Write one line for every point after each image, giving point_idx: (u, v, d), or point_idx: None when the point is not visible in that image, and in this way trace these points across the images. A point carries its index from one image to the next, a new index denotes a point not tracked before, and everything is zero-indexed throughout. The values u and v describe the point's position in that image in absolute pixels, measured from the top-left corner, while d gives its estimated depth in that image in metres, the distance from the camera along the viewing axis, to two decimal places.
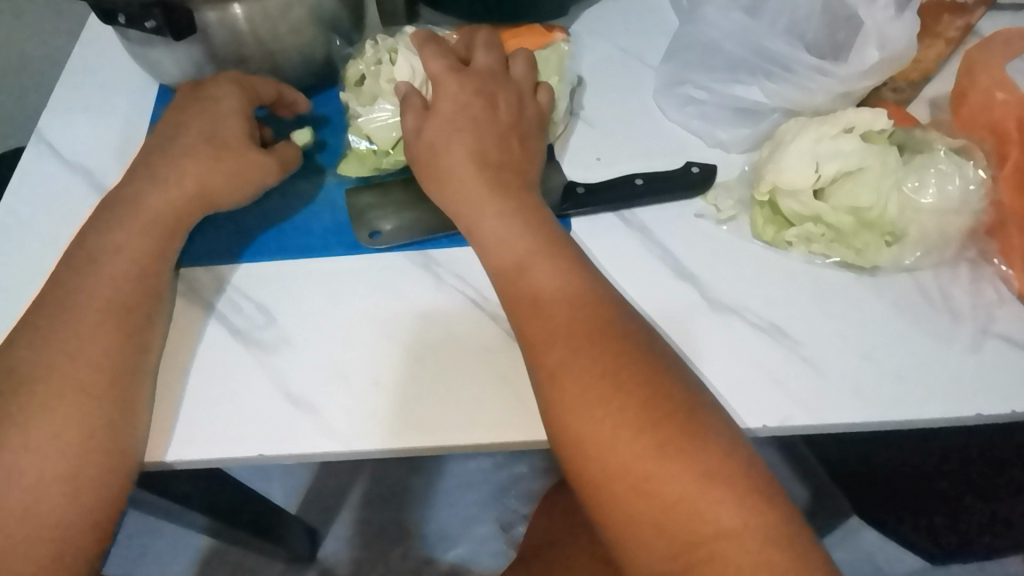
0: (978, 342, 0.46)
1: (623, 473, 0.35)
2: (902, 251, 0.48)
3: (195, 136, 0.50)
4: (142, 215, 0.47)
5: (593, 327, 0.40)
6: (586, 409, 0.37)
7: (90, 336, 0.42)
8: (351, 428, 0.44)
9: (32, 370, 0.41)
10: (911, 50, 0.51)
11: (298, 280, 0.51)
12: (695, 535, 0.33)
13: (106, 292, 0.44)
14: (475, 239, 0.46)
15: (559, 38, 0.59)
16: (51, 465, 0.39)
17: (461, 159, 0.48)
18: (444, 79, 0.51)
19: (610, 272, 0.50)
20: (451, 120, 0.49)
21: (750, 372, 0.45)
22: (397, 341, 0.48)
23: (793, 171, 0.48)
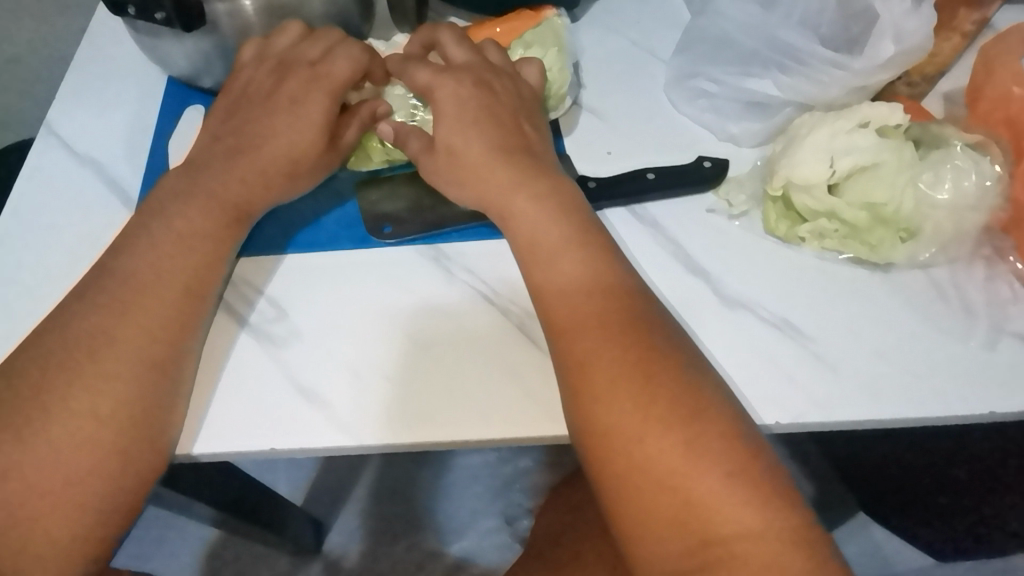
0: (993, 340, 0.46)
1: (645, 465, 0.35)
2: (917, 248, 0.47)
3: (263, 122, 0.51)
4: (210, 202, 0.47)
5: (622, 319, 0.40)
6: (613, 399, 0.37)
7: (150, 315, 0.42)
8: (362, 423, 0.44)
9: (88, 341, 0.41)
10: (928, 43, 0.50)
11: (308, 275, 0.51)
12: (714, 534, 0.33)
13: (146, 277, 0.44)
14: (508, 225, 0.46)
15: (551, 14, 0.57)
16: (96, 437, 0.38)
17: (488, 158, 0.48)
18: (439, 84, 0.50)
19: (634, 259, 0.50)
20: (460, 118, 0.49)
21: (764, 369, 0.45)
22: (411, 335, 0.48)
23: (807, 166, 0.48)
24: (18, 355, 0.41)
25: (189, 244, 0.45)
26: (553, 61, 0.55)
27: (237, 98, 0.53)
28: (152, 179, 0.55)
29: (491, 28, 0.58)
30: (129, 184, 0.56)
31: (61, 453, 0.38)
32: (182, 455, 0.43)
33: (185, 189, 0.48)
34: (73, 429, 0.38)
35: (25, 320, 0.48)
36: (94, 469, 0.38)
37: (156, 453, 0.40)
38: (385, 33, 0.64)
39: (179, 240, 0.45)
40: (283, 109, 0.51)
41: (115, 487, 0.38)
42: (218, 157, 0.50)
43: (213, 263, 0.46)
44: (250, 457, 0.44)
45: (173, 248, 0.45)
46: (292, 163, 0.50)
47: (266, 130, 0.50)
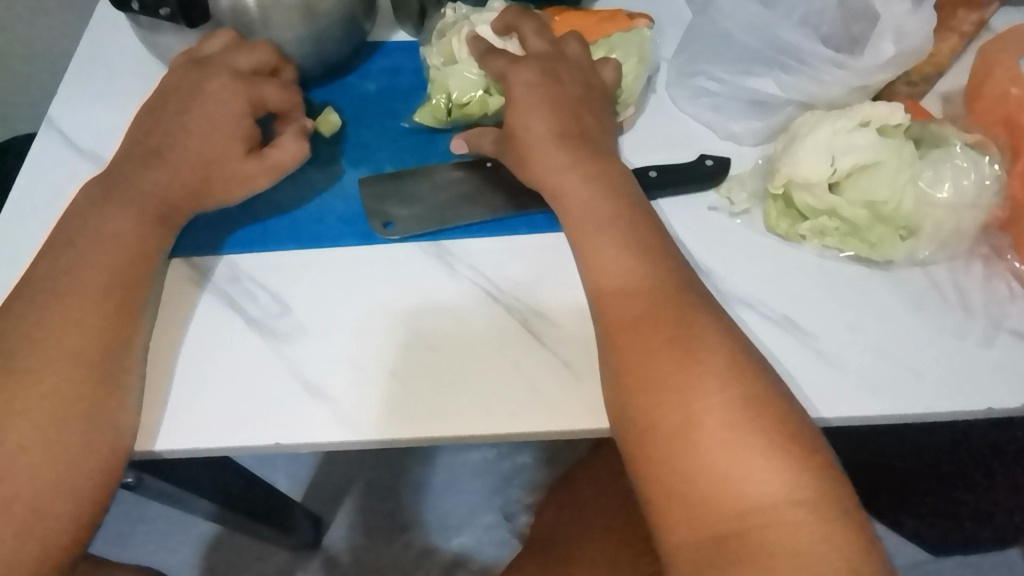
0: (990, 337, 0.46)
1: (677, 436, 0.36)
2: (916, 245, 0.48)
3: (185, 121, 0.50)
4: (146, 201, 0.47)
5: (666, 298, 0.41)
6: (655, 375, 0.38)
7: (77, 319, 0.43)
8: (365, 418, 0.44)
9: (16, 351, 0.41)
10: (928, 44, 0.51)
11: (317, 268, 0.51)
12: (746, 506, 0.34)
13: (83, 275, 0.44)
14: (558, 206, 0.47)
15: (644, 23, 0.57)
16: (32, 444, 0.39)
17: (545, 138, 0.48)
18: (513, 71, 0.51)
19: (678, 238, 0.52)
20: (527, 100, 0.50)
21: (793, 355, 0.46)
22: (413, 330, 0.48)
23: (808, 164, 0.48)
24: None
25: (108, 248, 0.45)
26: (634, 70, 0.55)
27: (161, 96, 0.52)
28: None
29: (576, 22, 0.57)
30: None
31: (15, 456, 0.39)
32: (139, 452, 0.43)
33: (110, 187, 0.48)
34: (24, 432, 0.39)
35: None
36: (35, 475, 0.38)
37: (112, 446, 0.41)
38: (387, 33, 0.65)
39: (107, 242, 0.46)
40: (205, 111, 0.51)
41: (74, 482, 0.39)
42: (147, 154, 0.49)
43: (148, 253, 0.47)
44: (254, 452, 0.44)
45: (100, 253, 0.45)
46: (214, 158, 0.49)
47: (181, 130, 0.50)
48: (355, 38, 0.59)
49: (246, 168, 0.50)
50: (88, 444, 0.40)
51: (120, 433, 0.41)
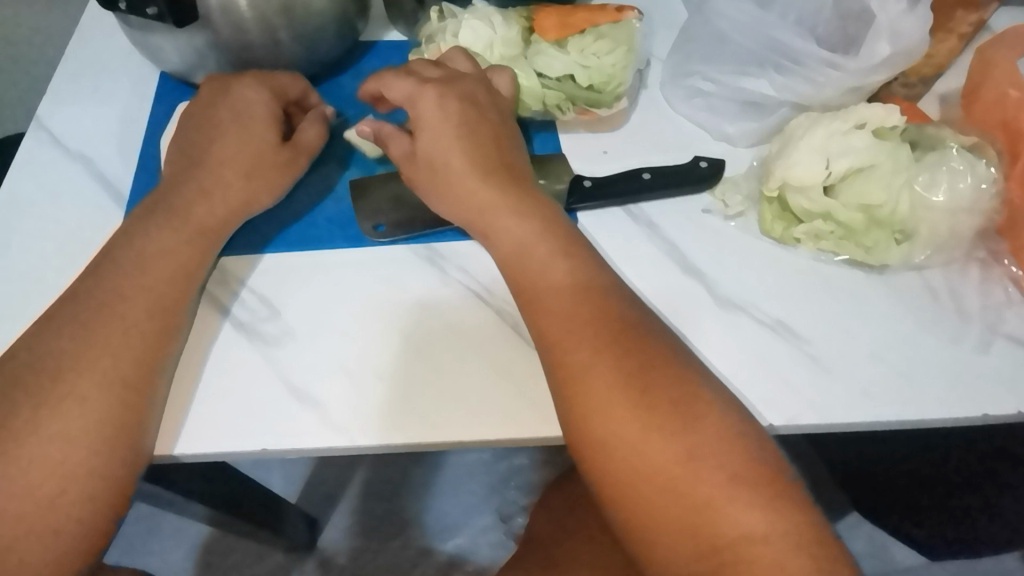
0: (986, 343, 0.46)
1: (646, 472, 0.35)
2: (912, 250, 0.47)
3: (210, 135, 0.51)
4: (188, 212, 0.48)
5: (617, 324, 0.40)
6: (610, 408, 0.37)
7: (119, 332, 0.42)
8: (354, 422, 0.44)
9: (51, 360, 0.40)
10: (922, 45, 0.50)
11: (303, 273, 0.50)
12: (721, 537, 0.33)
13: (119, 286, 0.44)
14: (490, 242, 0.46)
15: (633, 14, 0.56)
16: (55, 454, 0.38)
17: (472, 181, 0.47)
18: (421, 93, 0.49)
19: (613, 263, 0.50)
20: (441, 125, 0.48)
21: (763, 373, 0.45)
22: (401, 337, 0.47)
23: (803, 167, 0.47)
24: None
25: (147, 262, 0.45)
26: (619, 60, 0.54)
27: (193, 115, 0.53)
28: (145, 176, 0.55)
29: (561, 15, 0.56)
30: (120, 180, 0.55)
31: (31, 464, 0.37)
32: (159, 456, 0.43)
33: (151, 206, 0.48)
34: (46, 439, 0.38)
35: (13, 318, 0.48)
36: (45, 485, 0.37)
37: (132, 454, 0.40)
38: (381, 31, 0.64)
39: (153, 256, 0.45)
40: (234, 119, 0.51)
41: (79, 490, 0.38)
42: (189, 170, 0.50)
43: (189, 266, 0.46)
44: (242, 457, 0.44)
45: (141, 266, 0.45)
46: (239, 172, 0.50)
47: (209, 140, 0.51)
48: (347, 38, 0.59)
49: (279, 162, 0.51)
50: (112, 459, 0.39)
51: (139, 445, 0.41)
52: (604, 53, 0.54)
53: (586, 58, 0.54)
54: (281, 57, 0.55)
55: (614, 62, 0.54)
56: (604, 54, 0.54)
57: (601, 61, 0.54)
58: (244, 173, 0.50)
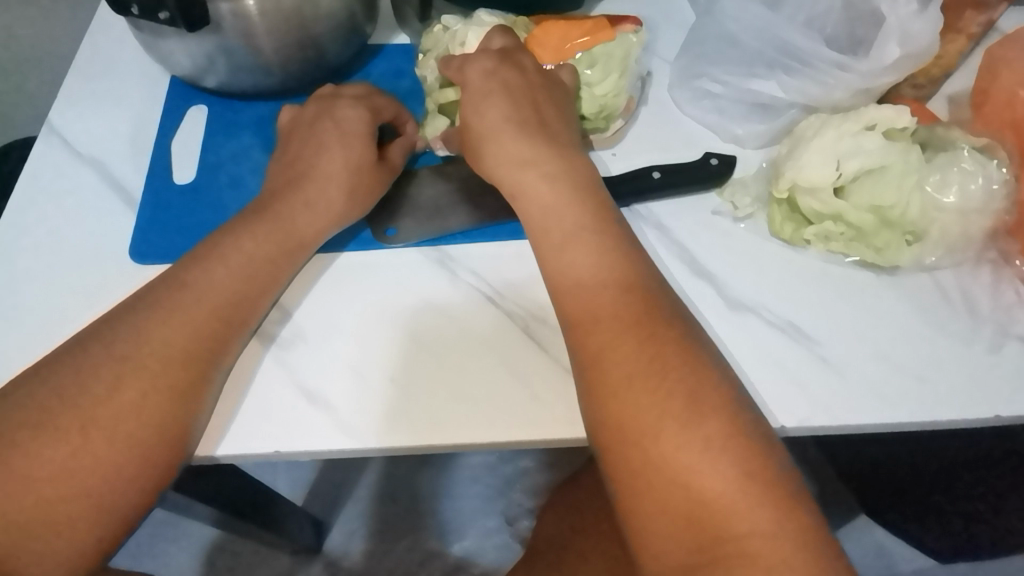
0: (998, 344, 0.45)
1: (655, 463, 0.35)
2: (923, 251, 0.47)
3: (310, 149, 0.51)
4: (268, 224, 0.47)
5: (638, 314, 0.40)
6: (628, 396, 0.37)
7: (189, 331, 0.42)
8: (367, 425, 0.44)
9: (127, 350, 0.40)
10: (934, 46, 0.50)
11: (314, 275, 0.50)
12: (726, 530, 0.33)
13: (200, 285, 0.43)
14: (519, 207, 0.47)
15: (628, 29, 0.55)
16: (102, 445, 0.37)
17: (506, 143, 0.48)
18: (470, 61, 0.51)
19: (652, 249, 0.51)
20: (482, 89, 0.50)
21: (774, 373, 0.45)
22: (416, 337, 0.47)
23: (813, 169, 0.47)
24: (27, 371, 0.39)
25: (234, 268, 0.45)
26: (615, 85, 0.54)
27: (298, 126, 0.53)
28: (156, 179, 0.55)
29: (561, 28, 0.55)
30: (132, 183, 0.56)
31: (76, 452, 0.37)
32: (199, 457, 0.43)
33: (257, 208, 0.48)
34: (97, 430, 0.37)
35: (26, 321, 0.48)
36: (84, 476, 0.36)
37: (168, 454, 0.39)
38: (389, 34, 0.65)
39: (212, 262, 0.45)
40: (329, 134, 0.52)
41: (115, 483, 0.37)
42: (291, 180, 0.50)
43: (268, 273, 0.46)
44: (252, 458, 0.44)
45: (199, 272, 0.44)
46: (329, 183, 0.50)
47: (315, 152, 0.51)
48: (356, 42, 0.59)
49: (372, 186, 0.51)
50: (145, 463, 0.38)
51: (182, 446, 0.40)
52: (595, 83, 0.54)
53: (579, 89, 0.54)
54: (290, 60, 0.55)
55: (605, 91, 0.54)
56: (596, 84, 0.54)
57: (592, 92, 0.54)
58: (327, 186, 0.49)
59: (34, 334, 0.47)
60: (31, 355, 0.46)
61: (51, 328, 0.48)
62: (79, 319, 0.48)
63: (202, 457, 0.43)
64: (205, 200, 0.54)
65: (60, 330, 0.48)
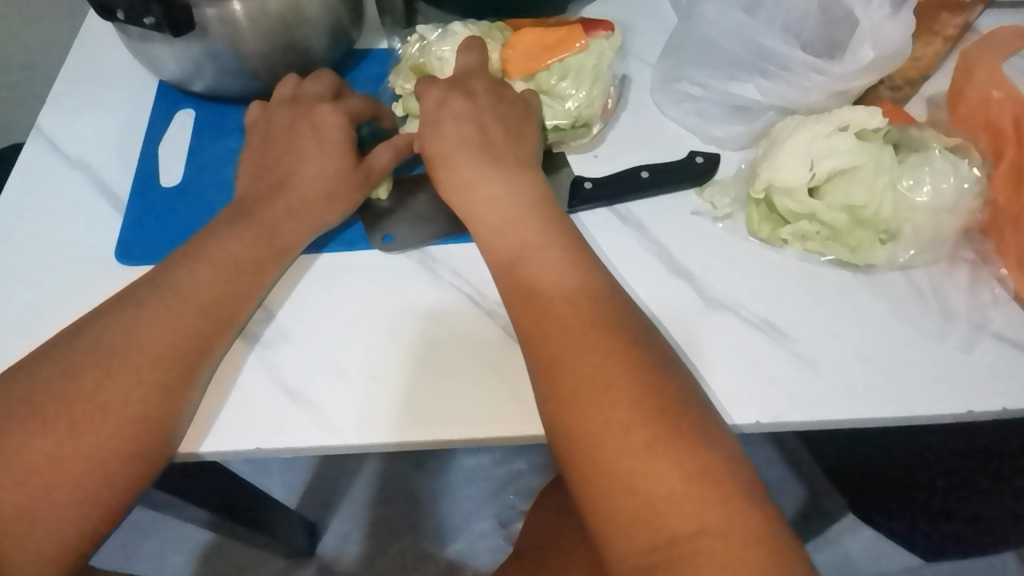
0: (972, 341, 0.46)
1: (609, 462, 0.36)
2: (896, 249, 0.48)
3: (293, 151, 0.52)
4: (256, 225, 0.48)
5: (598, 317, 0.41)
6: (587, 394, 0.38)
7: (175, 328, 0.42)
8: (348, 423, 0.44)
9: (114, 348, 0.41)
10: (905, 49, 0.51)
11: (295, 276, 0.51)
12: (677, 530, 0.33)
13: (185, 284, 0.44)
14: (476, 222, 0.48)
15: (600, 35, 0.57)
16: (89, 441, 0.38)
17: (464, 161, 0.50)
18: (424, 91, 0.53)
19: (613, 268, 0.51)
20: (435, 116, 0.52)
21: (747, 371, 0.46)
22: (394, 337, 0.48)
23: (788, 169, 0.48)
24: (17, 368, 0.40)
25: (222, 268, 0.46)
26: (590, 93, 0.55)
27: (277, 124, 0.54)
28: (144, 183, 0.56)
29: (534, 35, 0.56)
30: (120, 187, 0.56)
31: (62, 448, 0.37)
32: (185, 454, 0.44)
33: (239, 208, 0.49)
34: (85, 426, 0.38)
35: (16, 322, 0.49)
36: (70, 471, 0.37)
37: (154, 450, 0.40)
38: (375, 39, 0.66)
39: (199, 263, 0.45)
40: (318, 143, 0.52)
41: (99, 479, 0.38)
42: (275, 182, 0.51)
43: (251, 270, 0.47)
44: (234, 456, 0.44)
45: (187, 272, 0.45)
46: (311, 186, 0.51)
47: (296, 156, 0.52)
48: (340, 47, 0.60)
49: (350, 189, 0.51)
50: (134, 459, 0.39)
51: (167, 443, 0.41)
52: (568, 94, 0.55)
53: (551, 101, 0.55)
54: (275, 64, 0.56)
55: (579, 103, 0.54)
56: (569, 96, 0.55)
57: (566, 104, 0.55)
58: (309, 187, 0.51)
59: (22, 335, 0.48)
60: (19, 355, 0.47)
61: (39, 329, 0.48)
62: (67, 318, 0.49)
63: (189, 454, 0.44)
64: (193, 201, 0.55)
65: (49, 330, 0.48)
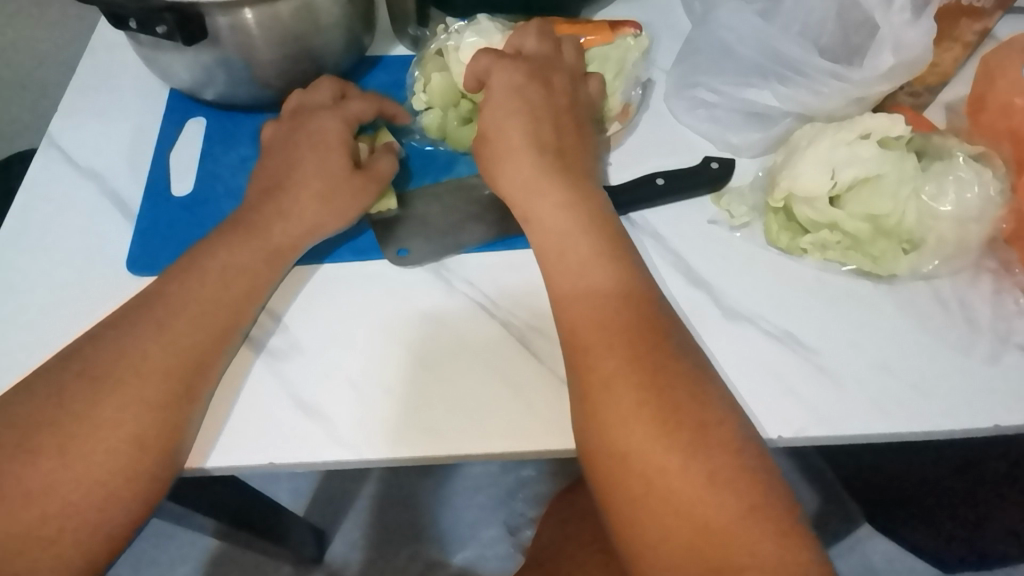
0: (997, 353, 0.45)
1: (662, 491, 0.35)
2: (919, 259, 0.47)
3: (291, 156, 0.51)
4: (253, 237, 0.47)
5: (650, 338, 0.40)
6: (636, 420, 0.37)
7: (177, 344, 0.42)
8: (363, 439, 0.44)
9: (114, 365, 0.40)
10: (926, 54, 0.49)
11: (313, 290, 0.50)
12: (730, 562, 0.33)
13: (186, 299, 0.44)
14: (534, 224, 0.47)
15: (627, 33, 0.57)
16: (92, 463, 0.37)
17: (530, 155, 0.48)
18: (497, 69, 0.51)
19: (657, 270, 0.50)
20: (505, 103, 0.49)
21: (777, 386, 0.45)
22: (427, 359, 0.47)
23: (808, 178, 0.47)
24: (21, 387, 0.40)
25: (226, 282, 0.45)
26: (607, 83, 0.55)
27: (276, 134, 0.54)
28: (153, 191, 0.56)
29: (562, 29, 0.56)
30: (130, 195, 0.56)
31: (67, 469, 0.37)
32: (195, 469, 0.43)
33: (240, 219, 0.49)
34: (85, 447, 0.37)
35: (25, 333, 0.48)
36: (75, 491, 0.37)
37: (160, 469, 0.39)
38: (387, 44, 0.65)
39: (197, 277, 0.45)
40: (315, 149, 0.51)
41: (106, 500, 0.37)
42: (274, 190, 0.50)
43: (251, 285, 0.46)
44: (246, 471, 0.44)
45: (187, 286, 0.44)
46: (307, 197, 0.49)
47: (293, 163, 0.51)
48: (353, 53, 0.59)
49: (346, 197, 0.50)
50: (139, 478, 0.38)
51: (174, 460, 0.40)
52: None
53: None
54: (287, 72, 0.56)
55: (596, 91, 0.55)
56: None
57: None
58: (304, 195, 0.49)
59: (30, 346, 0.48)
60: (28, 366, 0.47)
61: (47, 340, 0.48)
62: (77, 329, 0.48)
63: (199, 469, 0.43)
64: (202, 211, 0.55)
65: (58, 341, 0.48)
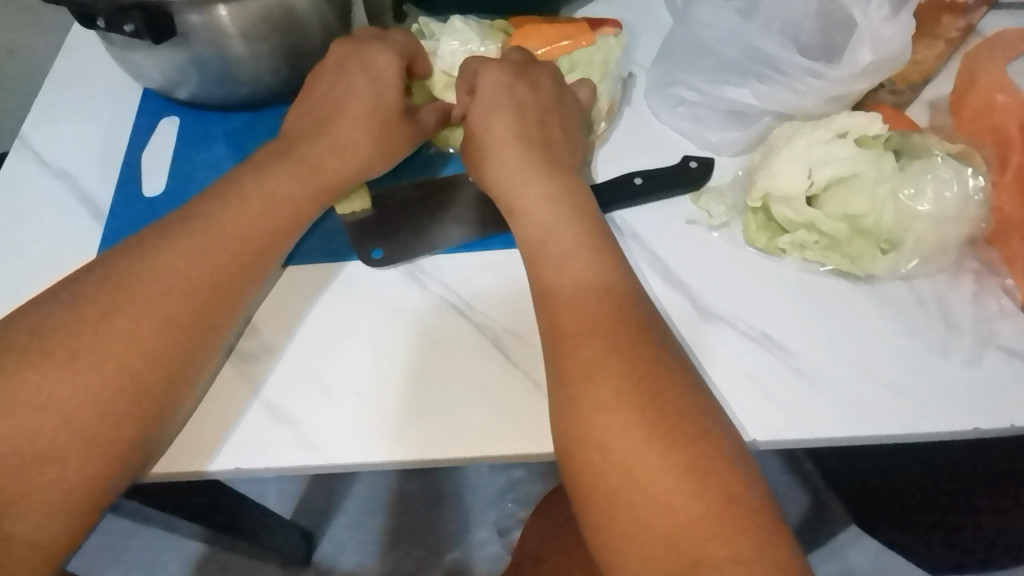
0: (977, 354, 0.45)
1: (632, 483, 0.34)
2: (898, 260, 0.47)
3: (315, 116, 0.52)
4: (254, 204, 0.46)
5: (631, 327, 0.40)
6: (608, 413, 0.36)
7: (167, 311, 0.41)
8: (334, 441, 0.43)
9: (100, 327, 0.39)
10: (905, 51, 0.49)
11: (284, 292, 0.50)
12: (704, 556, 0.32)
13: (177, 265, 0.42)
14: (518, 215, 0.46)
15: (609, 32, 0.57)
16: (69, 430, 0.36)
17: (512, 149, 0.48)
18: (485, 68, 0.51)
19: (638, 268, 0.50)
20: (494, 99, 0.50)
21: (753, 386, 0.44)
22: (400, 358, 0.46)
23: (786, 177, 0.47)
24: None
25: (217, 250, 0.44)
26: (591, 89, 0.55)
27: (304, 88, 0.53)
28: (126, 191, 0.55)
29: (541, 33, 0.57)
30: (102, 195, 0.55)
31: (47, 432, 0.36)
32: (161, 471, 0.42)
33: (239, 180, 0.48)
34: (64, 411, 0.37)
35: None
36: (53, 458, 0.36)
37: (140, 440, 0.39)
38: None
39: (190, 241, 0.43)
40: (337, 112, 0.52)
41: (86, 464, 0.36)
42: (279, 154, 0.50)
43: (250, 255, 0.45)
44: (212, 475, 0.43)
45: (178, 251, 0.43)
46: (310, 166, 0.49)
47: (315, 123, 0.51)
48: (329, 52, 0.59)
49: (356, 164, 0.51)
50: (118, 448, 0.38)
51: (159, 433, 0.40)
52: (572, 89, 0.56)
53: None
54: (261, 71, 0.55)
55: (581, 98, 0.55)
56: None
57: None
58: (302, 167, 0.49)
59: None
60: None
61: None
62: None
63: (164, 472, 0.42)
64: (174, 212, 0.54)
65: None
